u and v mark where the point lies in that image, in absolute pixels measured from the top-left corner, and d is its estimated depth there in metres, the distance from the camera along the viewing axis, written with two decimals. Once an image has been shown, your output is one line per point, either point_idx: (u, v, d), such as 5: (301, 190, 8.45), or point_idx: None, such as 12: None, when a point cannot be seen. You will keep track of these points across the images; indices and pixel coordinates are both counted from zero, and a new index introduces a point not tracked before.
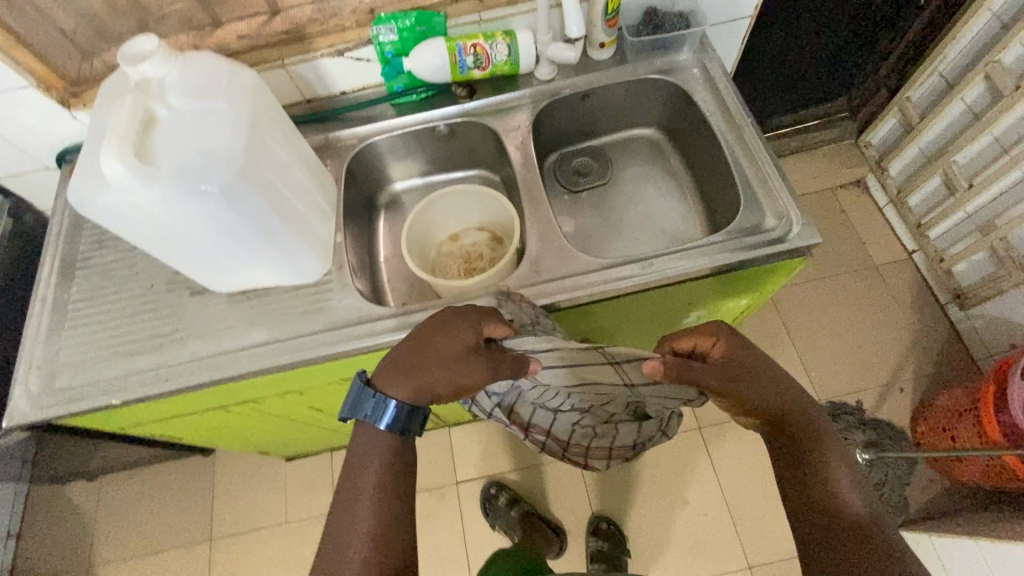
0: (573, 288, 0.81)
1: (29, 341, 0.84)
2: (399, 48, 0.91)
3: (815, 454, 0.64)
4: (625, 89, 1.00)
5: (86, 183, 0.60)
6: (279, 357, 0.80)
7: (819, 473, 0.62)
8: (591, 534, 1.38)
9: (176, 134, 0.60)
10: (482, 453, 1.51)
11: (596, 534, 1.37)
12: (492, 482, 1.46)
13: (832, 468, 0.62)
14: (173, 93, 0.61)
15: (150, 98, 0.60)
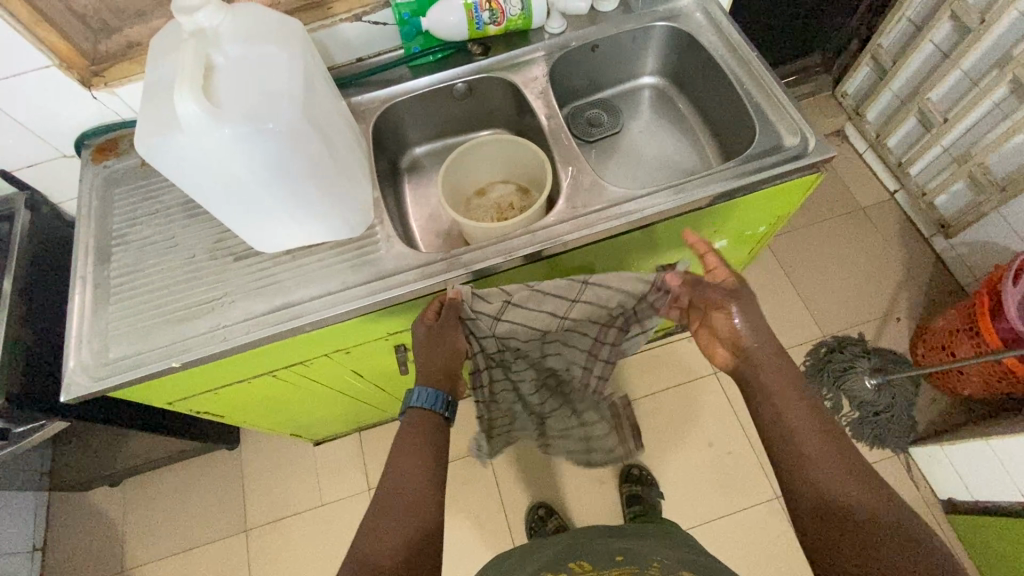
0: (610, 219, 0.86)
1: (76, 318, 0.84)
2: (415, 9, 0.94)
3: (799, 433, 0.71)
4: (632, 38, 1.04)
5: (154, 132, 0.62)
6: (334, 306, 0.82)
7: (798, 452, 0.71)
8: (624, 481, 1.43)
9: (238, 77, 0.62)
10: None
11: (629, 481, 1.43)
12: (540, 503, 1.43)
13: (829, 475, 0.68)
14: (231, 40, 0.63)
15: (211, 45, 0.62)
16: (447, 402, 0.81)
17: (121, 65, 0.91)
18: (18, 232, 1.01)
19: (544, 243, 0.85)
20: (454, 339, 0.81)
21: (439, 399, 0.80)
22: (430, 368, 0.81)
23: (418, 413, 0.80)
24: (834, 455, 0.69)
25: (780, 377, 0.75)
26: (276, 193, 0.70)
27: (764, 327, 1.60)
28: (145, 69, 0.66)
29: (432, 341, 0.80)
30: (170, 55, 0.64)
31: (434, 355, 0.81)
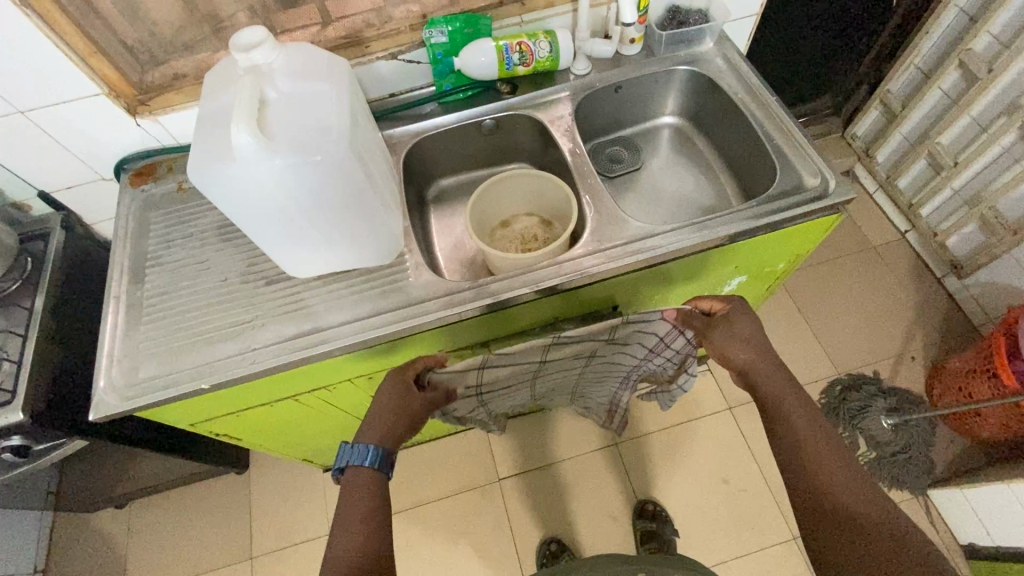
0: (634, 252, 0.87)
1: (107, 337, 0.85)
2: (448, 49, 0.99)
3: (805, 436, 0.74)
4: (654, 81, 1.09)
5: (208, 161, 0.65)
6: (363, 333, 0.83)
7: (810, 464, 0.71)
8: (638, 517, 1.41)
9: (291, 112, 0.66)
10: (518, 448, 1.54)
11: (643, 517, 1.41)
12: (551, 537, 1.41)
13: (831, 474, 0.70)
14: (285, 77, 0.67)
15: (267, 81, 0.65)
16: (384, 458, 0.77)
17: (167, 94, 0.95)
18: (52, 252, 1.04)
19: (571, 276, 0.86)
20: (410, 398, 0.82)
21: (382, 457, 0.77)
22: (377, 427, 0.80)
23: (361, 473, 0.76)
24: (845, 467, 0.70)
25: (796, 397, 0.77)
26: (318, 220, 0.72)
27: (779, 363, 1.59)
28: (199, 102, 0.69)
29: (394, 395, 0.82)
30: (226, 90, 0.68)
31: (387, 410, 0.81)
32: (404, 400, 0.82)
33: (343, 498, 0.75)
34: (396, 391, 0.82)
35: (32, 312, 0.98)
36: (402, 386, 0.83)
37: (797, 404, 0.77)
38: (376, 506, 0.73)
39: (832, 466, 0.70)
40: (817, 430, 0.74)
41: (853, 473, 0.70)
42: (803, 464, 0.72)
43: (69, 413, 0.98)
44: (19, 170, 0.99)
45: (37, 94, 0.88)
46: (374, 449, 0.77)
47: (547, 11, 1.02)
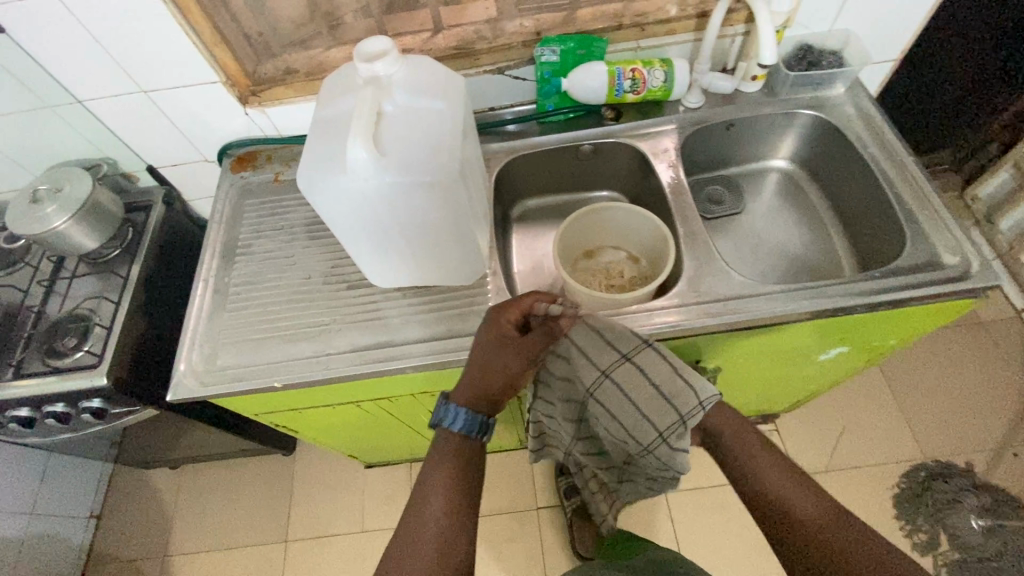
0: (735, 310, 0.80)
1: (192, 319, 0.87)
2: (557, 69, 0.96)
3: (758, 469, 0.71)
4: (771, 123, 1.01)
5: (319, 169, 0.65)
6: (436, 356, 0.80)
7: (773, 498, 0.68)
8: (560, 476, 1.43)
9: (403, 127, 0.64)
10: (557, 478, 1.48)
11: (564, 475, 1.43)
12: None
13: (788, 504, 0.67)
14: (401, 89, 0.65)
15: (385, 94, 0.64)
16: (483, 426, 0.73)
17: (277, 87, 0.97)
18: (151, 225, 1.09)
19: (661, 326, 0.80)
20: (512, 359, 0.72)
21: (477, 424, 0.72)
22: (482, 379, 0.72)
23: (450, 437, 0.72)
24: (784, 473, 0.69)
25: (739, 425, 0.76)
26: (411, 235, 0.70)
27: (856, 436, 1.46)
28: (317, 105, 0.70)
29: (501, 347, 0.71)
30: (345, 97, 0.67)
31: (499, 376, 0.72)
32: (513, 365, 0.72)
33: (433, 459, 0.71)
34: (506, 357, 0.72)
35: (127, 282, 1.02)
36: (514, 348, 0.71)
37: (745, 437, 0.75)
38: (460, 480, 0.69)
39: (789, 494, 0.67)
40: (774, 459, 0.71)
41: (820, 502, 0.66)
42: (754, 484, 0.70)
43: (147, 383, 1.01)
44: (133, 145, 1.04)
45: (161, 76, 0.91)
46: (470, 417, 0.72)
47: (667, 39, 0.96)
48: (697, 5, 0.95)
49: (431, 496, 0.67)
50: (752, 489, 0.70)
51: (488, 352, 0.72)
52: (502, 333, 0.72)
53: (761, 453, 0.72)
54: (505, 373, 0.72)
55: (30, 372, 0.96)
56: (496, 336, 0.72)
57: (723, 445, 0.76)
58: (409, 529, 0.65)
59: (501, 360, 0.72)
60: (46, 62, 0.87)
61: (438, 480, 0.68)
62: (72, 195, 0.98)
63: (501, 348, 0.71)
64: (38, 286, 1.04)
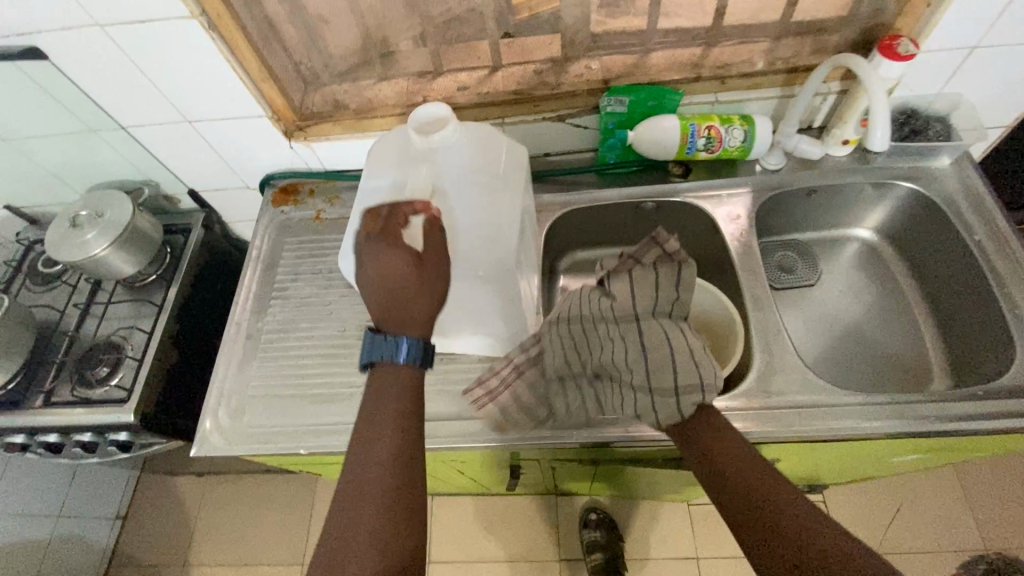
0: (810, 420, 0.71)
1: (223, 366, 0.84)
2: (623, 120, 0.88)
3: (779, 509, 0.49)
4: (857, 192, 0.91)
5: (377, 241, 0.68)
6: (473, 439, 0.74)
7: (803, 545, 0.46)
8: (583, 528, 1.38)
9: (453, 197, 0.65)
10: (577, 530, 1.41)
11: (588, 526, 1.38)
12: None
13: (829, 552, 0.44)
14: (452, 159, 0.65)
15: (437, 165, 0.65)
16: (426, 352, 0.57)
17: (324, 123, 0.91)
18: (189, 250, 1.06)
19: None
20: (430, 281, 0.58)
21: (422, 353, 0.56)
22: (407, 314, 0.57)
23: (393, 375, 0.56)
24: (813, 513, 0.48)
25: (744, 451, 0.55)
26: (457, 302, 0.71)
27: (914, 515, 1.33)
28: (369, 172, 0.69)
29: (403, 265, 0.57)
30: (395, 166, 0.68)
31: (426, 297, 0.57)
32: (436, 276, 0.58)
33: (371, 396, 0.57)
34: (423, 276, 0.58)
35: (161, 311, 1.00)
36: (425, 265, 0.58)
37: (755, 471, 0.52)
38: (394, 443, 0.54)
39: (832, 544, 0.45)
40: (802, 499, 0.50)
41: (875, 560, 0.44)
42: (778, 524, 0.48)
43: (175, 417, 0.99)
44: (176, 169, 1.01)
45: (207, 108, 0.87)
46: (413, 345, 0.56)
47: (748, 93, 0.87)
48: (787, 59, 0.85)
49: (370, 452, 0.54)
50: (769, 531, 0.48)
51: (390, 273, 0.57)
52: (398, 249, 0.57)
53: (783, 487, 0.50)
54: (433, 299, 0.58)
55: (61, 400, 0.94)
56: (393, 248, 0.57)
57: (726, 478, 0.53)
58: (333, 546, 0.50)
59: (416, 282, 0.57)
60: (90, 90, 0.84)
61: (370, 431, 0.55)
62: (112, 220, 0.95)
63: (407, 264, 0.57)
64: (75, 307, 1.03)
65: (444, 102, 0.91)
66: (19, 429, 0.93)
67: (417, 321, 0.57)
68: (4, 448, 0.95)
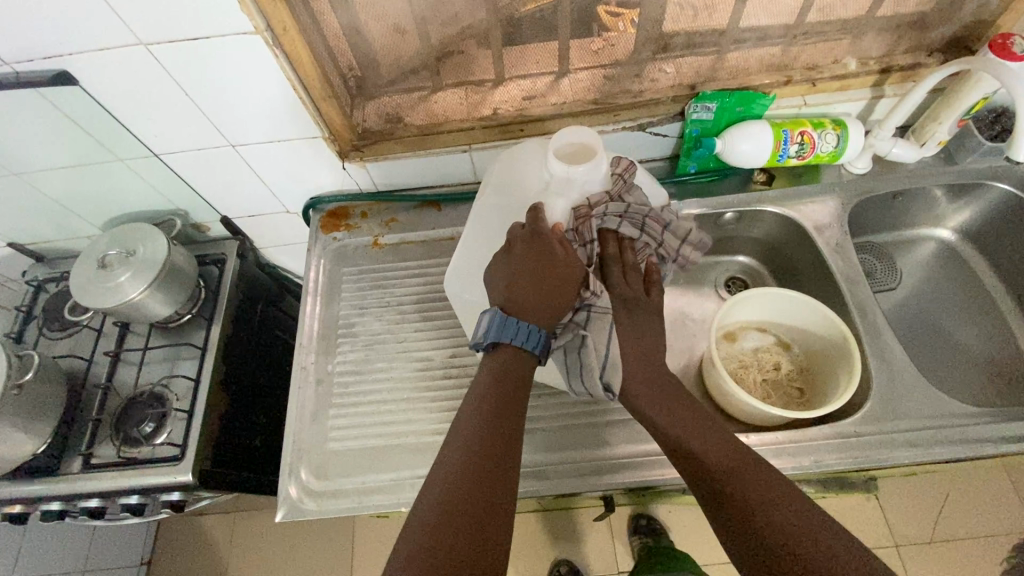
0: (940, 440, 0.69)
1: (296, 417, 0.76)
2: (708, 126, 0.83)
3: (703, 456, 0.58)
4: (943, 192, 0.89)
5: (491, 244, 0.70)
6: (590, 485, 0.70)
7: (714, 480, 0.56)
8: (633, 532, 1.37)
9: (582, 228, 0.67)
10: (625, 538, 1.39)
11: (636, 531, 1.36)
12: None
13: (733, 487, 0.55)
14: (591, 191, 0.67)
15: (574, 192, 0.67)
16: (546, 345, 0.60)
17: (383, 142, 0.84)
18: (227, 284, 0.96)
19: (855, 456, 0.68)
20: (548, 265, 0.60)
21: (542, 343, 0.59)
22: (525, 299, 0.59)
23: (514, 358, 0.58)
24: (726, 456, 0.58)
25: (675, 392, 0.63)
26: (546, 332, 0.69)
27: (959, 502, 1.35)
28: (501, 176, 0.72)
29: (530, 252, 0.60)
30: (530, 183, 0.70)
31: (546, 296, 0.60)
32: (564, 273, 0.60)
33: (484, 372, 0.59)
34: (545, 272, 0.60)
35: (205, 353, 0.91)
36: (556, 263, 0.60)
37: (686, 419, 0.61)
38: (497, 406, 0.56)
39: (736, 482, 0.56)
40: (713, 436, 0.59)
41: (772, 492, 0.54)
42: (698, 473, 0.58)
43: (229, 468, 0.90)
44: (209, 197, 0.91)
45: (256, 131, 0.78)
46: (536, 332, 0.58)
47: (837, 96, 0.83)
48: (879, 59, 0.81)
49: (469, 412, 0.56)
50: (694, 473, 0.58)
51: (520, 266, 0.60)
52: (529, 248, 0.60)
53: (705, 434, 0.60)
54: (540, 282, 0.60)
55: (103, 461, 0.85)
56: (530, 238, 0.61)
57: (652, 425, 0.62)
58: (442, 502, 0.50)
59: (534, 262, 0.60)
60: (123, 117, 0.74)
61: (476, 395, 0.57)
62: (148, 259, 0.86)
63: (539, 255, 0.60)
64: (103, 355, 0.92)
65: (514, 113, 0.84)
66: (56, 497, 0.83)
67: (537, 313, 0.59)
68: (39, 519, 0.85)
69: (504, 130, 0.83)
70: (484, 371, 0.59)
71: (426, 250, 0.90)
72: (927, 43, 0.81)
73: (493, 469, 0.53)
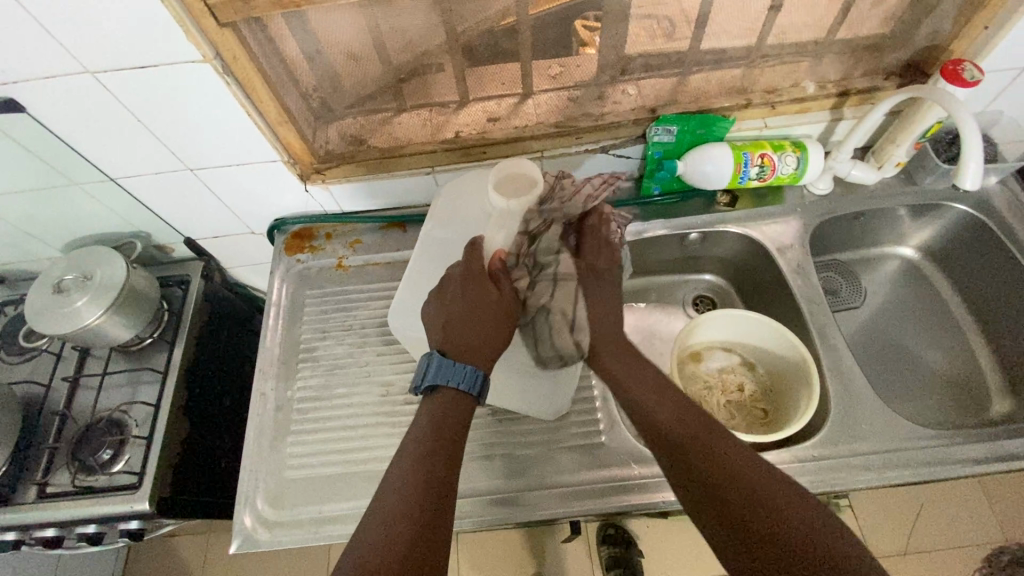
0: (898, 463, 0.69)
1: (254, 445, 0.75)
2: (670, 149, 0.84)
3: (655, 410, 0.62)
4: (903, 212, 0.90)
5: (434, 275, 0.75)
6: (549, 513, 0.69)
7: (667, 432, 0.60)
8: (602, 543, 1.37)
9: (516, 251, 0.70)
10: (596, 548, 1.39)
11: (606, 542, 1.36)
12: None
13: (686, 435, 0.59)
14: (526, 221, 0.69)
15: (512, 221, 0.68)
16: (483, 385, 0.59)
17: (346, 165, 0.84)
18: (190, 306, 0.95)
19: (814, 481, 0.68)
20: (482, 304, 0.63)
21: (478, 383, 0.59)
22: (458, 337, 0.61)
23: (448, 397, 0.58)
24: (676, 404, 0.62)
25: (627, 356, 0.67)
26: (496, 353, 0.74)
27: (932, 514, 1.36)
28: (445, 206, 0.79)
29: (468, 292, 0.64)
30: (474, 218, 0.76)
31: (486, 329, 0.62)
32: (495, 308, 0.63)
33: (423, 413, 0.59)
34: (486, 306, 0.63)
35: (166, 378, 0.90)
36: (494, 297, 0.63)
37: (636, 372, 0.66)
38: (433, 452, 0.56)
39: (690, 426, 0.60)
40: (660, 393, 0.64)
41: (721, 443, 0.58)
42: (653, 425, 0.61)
43: (190, 494, 0.89)
44: (169, 219, 0.90)
45: (214, 155, 0.77)
46: (471, 373, 0.59)
47: (797, 119, 0.84)
48: (838, 81, 0.82)
49: (403, 461, 0.55)
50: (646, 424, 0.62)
51: (454, 306, 0.64)
52: (468, 280, 0.64)
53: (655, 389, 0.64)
54: (473, 315, 0.62)
55: (59, 490, 0.83)
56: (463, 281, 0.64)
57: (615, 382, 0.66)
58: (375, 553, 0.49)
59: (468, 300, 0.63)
60: (75, 142, 0.73)
61: (416, 434, 0.57)
62: (106, 282, 0.84)
63: (473, 293, 0.63)
64: (61, 380, 0.91)
65: (477, 136, 0.84)
66: (10, 527, 0.81)
67: (474, 353, 0.61)
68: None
69: (466, 153, 0.84)
70: (422, 415, 0.58)
71: (391, 272, 0.89)
72: (884, 66, 0.82)
73: (432, 514, 0.52)
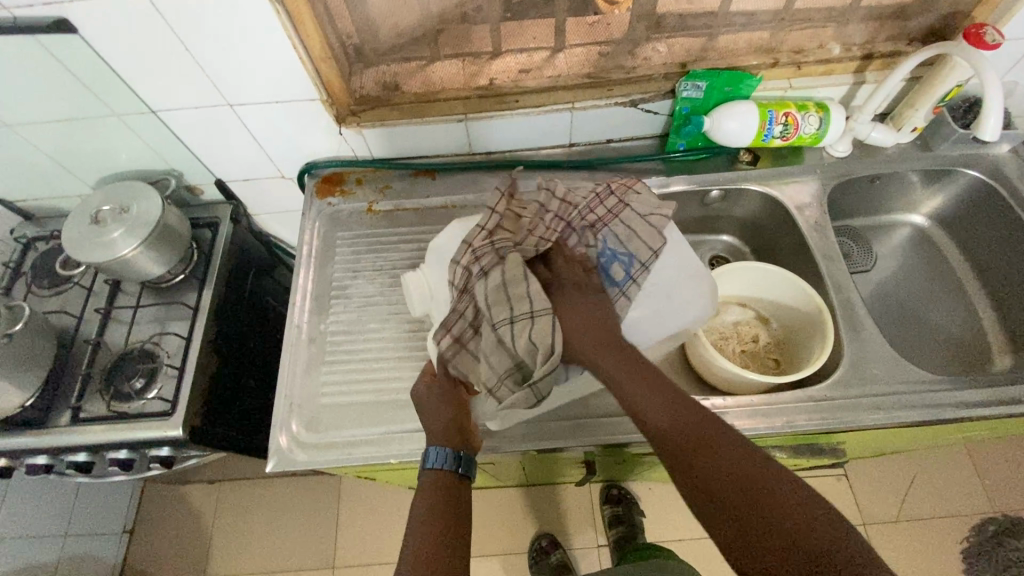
0: (905, 405, 0.73)
1: (289, 373, 0.78)
2: (698, 104, 0.86)
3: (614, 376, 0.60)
4: (918, 177, 0.93)
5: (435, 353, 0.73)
6: (564, 441, 0.73)
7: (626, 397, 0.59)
8: (605, 502, 1.41)
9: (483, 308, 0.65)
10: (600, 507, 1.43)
11: (609, 501, 1.40)
12: None
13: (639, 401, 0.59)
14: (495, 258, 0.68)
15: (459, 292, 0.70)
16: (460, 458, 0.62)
17: (381, 107, 0.85)
18: (220, 247, 0.97)
19: (825, 419, 0.72)
20: (442, 409, 0.65)
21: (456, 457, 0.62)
22: (433, 431, 0.64)
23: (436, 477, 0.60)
24: (628, 367, 0.60)
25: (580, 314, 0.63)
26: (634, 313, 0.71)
27: (925, 484, 1.40)
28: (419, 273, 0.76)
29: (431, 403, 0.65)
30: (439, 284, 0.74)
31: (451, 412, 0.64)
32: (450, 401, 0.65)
33: (417, 504, 0.59)
34: (445, 396, 0.65)
35: (197, 314, 0.91)
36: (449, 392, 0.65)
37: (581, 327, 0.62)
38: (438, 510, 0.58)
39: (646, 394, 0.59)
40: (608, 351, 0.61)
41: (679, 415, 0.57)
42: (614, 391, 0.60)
43: (217, 427, 0.91)
44: (203, 158, 0.91)
45: (253, 91, 0.79)
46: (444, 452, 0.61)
47: (821, 80, 0.86)
48: (863, 45, 0.84)
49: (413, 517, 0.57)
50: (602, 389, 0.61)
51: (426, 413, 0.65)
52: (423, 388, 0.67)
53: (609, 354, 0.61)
54: (436, 417, 0.64)
55: (92, 416, 0.85)
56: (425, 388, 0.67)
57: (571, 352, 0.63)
58: None
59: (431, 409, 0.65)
60: (120, 70, 0.74)
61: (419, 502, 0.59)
62: (140, 216, 0.86)
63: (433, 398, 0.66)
64: (94, 313, 0.93)
65: (509, 85, 0.85)
66: (41, 450, 0.84)
67: (453, 432, 0.63)
68: (26, 472, 0.86)
69: (500, 100, 0.85)
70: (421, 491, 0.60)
71: (420, 217, 0.92)
72: (908, 32, 0.84)
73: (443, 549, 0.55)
